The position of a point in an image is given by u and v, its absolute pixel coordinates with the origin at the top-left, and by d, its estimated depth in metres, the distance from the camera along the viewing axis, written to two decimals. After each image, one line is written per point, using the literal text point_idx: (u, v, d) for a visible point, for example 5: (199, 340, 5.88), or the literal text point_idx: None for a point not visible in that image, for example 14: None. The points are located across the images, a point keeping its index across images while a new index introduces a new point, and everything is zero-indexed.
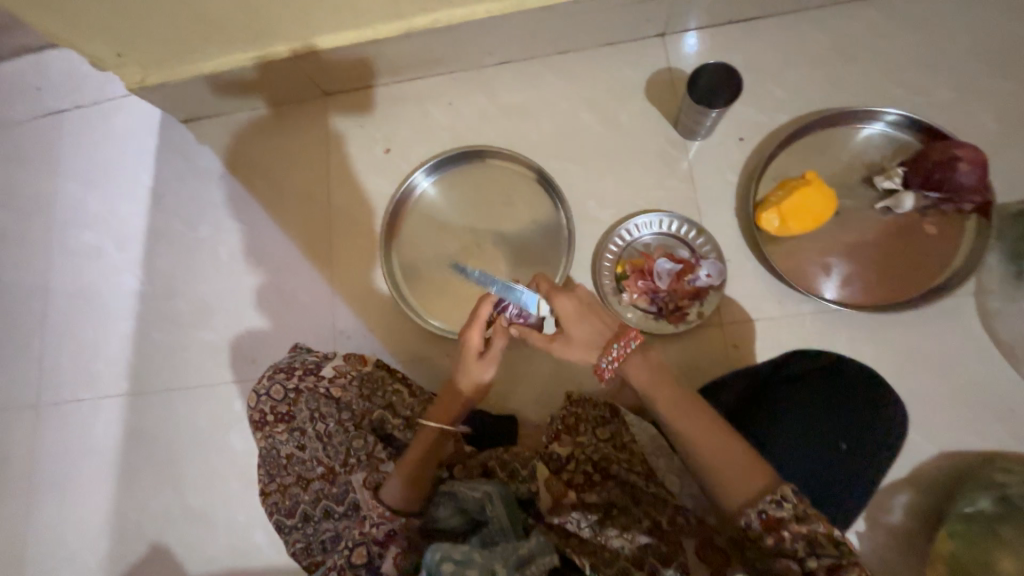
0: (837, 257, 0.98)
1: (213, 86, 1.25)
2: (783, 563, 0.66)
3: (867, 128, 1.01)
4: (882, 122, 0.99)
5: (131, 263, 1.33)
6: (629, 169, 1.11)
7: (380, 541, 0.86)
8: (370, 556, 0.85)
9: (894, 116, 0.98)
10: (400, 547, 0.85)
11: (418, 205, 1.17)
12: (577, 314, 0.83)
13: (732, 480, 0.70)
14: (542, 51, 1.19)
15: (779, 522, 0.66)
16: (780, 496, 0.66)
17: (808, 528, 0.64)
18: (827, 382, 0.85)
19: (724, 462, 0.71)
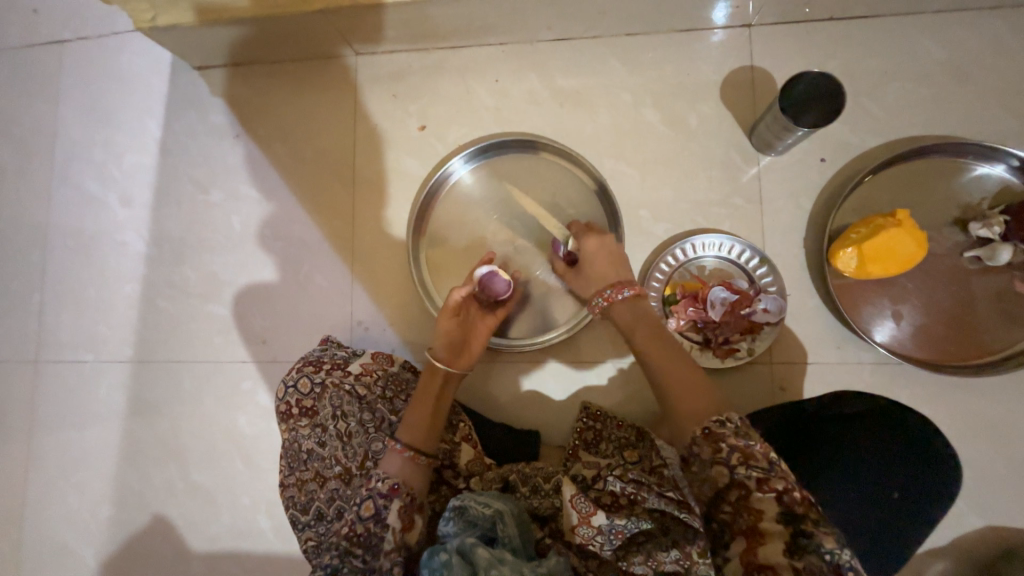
0: (911, 307, 0.89)
1: (231, 33, 1.11)
2: (716, 471, 0.59)
3: (983, 168, 0.89)
4: (1003, 165, 0.88)
5: (137, 221, 1.24)
6: (691, 179, 1.00)
7: (385, 493, 0.72)
8: (376, 509, 0.71)
9: (1017, 161, 0.86)
10: (403, 504, 0.72)
11: (452, 194, 1.07)
12: (602, 253, 0.88)
13: (686, 398, 0.68)
14: (607, 31, 1.04)
15: (720, 437, 0.60)
16: (724, 416, 0.62)
17: (747, 445, 0.58)
18: (891, 427, 0.76)
19: (683, 384, 0.69)
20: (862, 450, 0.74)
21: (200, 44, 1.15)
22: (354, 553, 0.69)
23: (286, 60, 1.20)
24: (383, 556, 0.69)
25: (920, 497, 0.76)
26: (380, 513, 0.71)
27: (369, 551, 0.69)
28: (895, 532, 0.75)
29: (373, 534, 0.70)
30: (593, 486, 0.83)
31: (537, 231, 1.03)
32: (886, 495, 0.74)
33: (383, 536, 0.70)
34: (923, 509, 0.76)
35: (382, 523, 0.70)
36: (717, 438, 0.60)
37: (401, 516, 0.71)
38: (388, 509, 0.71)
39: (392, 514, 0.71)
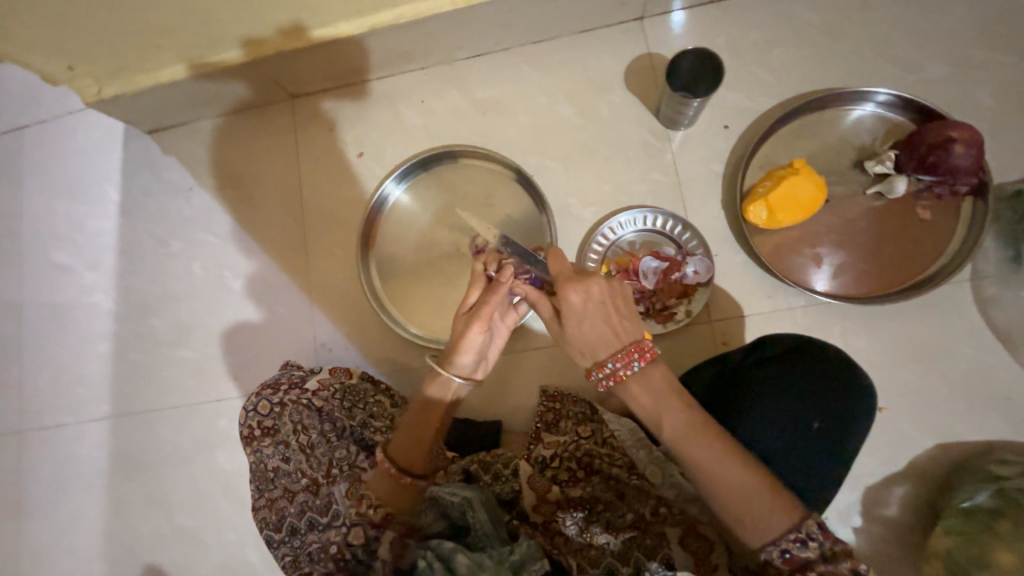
0: (830, 248, 0.94)
1: (171, 94, 1.19)
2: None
3: (857, 111, 0.96)
4: (872, 102, 0.95)
5: (104, 282, 1.29)
6: (611, 163, 1.06)
7: (376, 523, 0.73)
8: (366, 538, 0.73)
9: (884, 96, 0.94)
10: (396, 533, 0.72)
11: (394, 211, 1.13)
12: (593, 309, 0.71)
13: (755, 516, 0.61)
14: (516, 42, 1.13)
15: (804, 561, 0.59)
16: (806, 534, 0.59)
17: (836, 568, 0.58)
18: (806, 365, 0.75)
19: (749, 498, 0.61)
20: (771, 388, 0.73)
21: (145, 109, 1.23)
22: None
23: (228, 111, 1.27)
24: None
25: (848, 426, 0.73)
26: (370, 542, 0.73)
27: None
28: (826, 466, 0.73)
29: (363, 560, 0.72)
30: (549, 464, 0.84)
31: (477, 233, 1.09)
32: (807, 428, 0.72)
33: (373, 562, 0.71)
34: (854, 437, 0.74)
35: (372, 551, 0.72)
36: (802, 564, 0.60)
37: (392, 546, 0.70)
38: (379, 540, 0.72)
39: (383, 544, 0.71)
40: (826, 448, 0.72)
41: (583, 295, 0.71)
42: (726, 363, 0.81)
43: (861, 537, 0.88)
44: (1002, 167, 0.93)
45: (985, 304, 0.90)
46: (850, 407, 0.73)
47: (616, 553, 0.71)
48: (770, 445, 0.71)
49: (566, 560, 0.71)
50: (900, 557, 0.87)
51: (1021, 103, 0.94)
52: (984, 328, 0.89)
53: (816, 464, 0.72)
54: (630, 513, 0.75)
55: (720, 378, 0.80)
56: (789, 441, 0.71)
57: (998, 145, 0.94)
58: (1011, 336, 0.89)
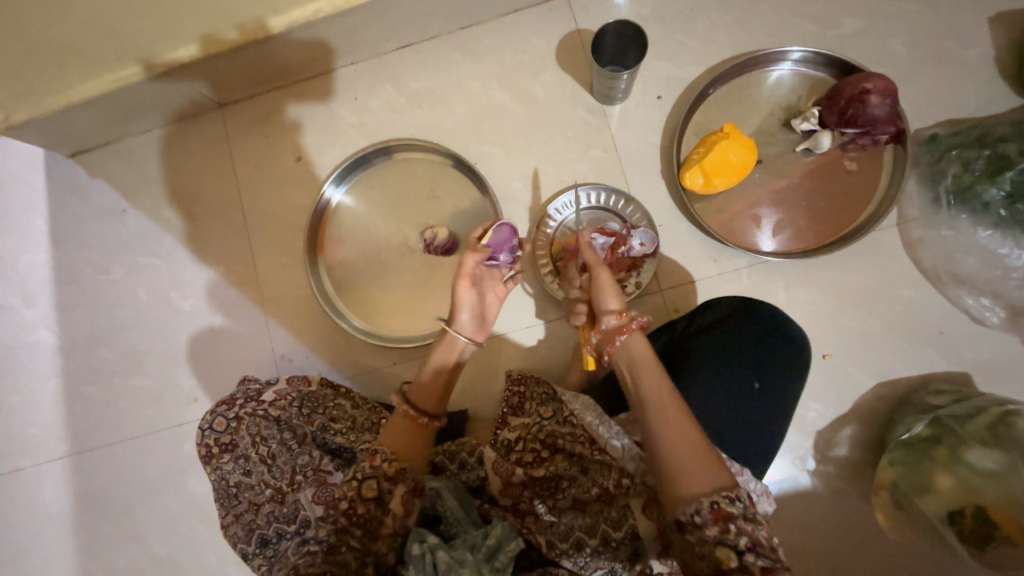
0: (768, 208, 0.97)
1: (89, 113, 1.13)
2: (720, 551, 0.59)
3: (777, 70, 0.99)
4: (790, 61, 0.98)
5: (44, 317, 1.23)
6: (551, 144, 1.06)
7: (391, 477, 0.69)
8: (379, 492, 0.68)
9: (799, 54, 0.97)
10: (406, 489, 0.69)
11: (338, 215, 1.11)
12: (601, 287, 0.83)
13: (696, 467, 0.62)
14: (443, 29, 1.11)
15: (730, 518, 0.59)
16: (736, 493, 0.60)
17: (756, 530, 0.59)
18: (745, 323, 0.78)
19: (693, 451, 0.63)
20: (709, 351, 0.77)
21: (64, 131, 1.17)
22: (352, 533, 0.67)
23: (154, 127, 1.22)
24: (380, 538, 0.67)
25: (784, 378, 0.77)
26: (383, 497, 0.68)
27: (367, 533, 0.67)
28: (768, 418, 0.75)
29: (372, 516, 0.67)
30: (514, 448, 0.83)
31: (424, 226, 1.08)
32: (746, 385, 0.75)
33: (383, 518, 0.67)
34: (791, 387, 0.77)
35: (383, 507, 0.68)
36: (725, 519, 0.59)
37: (404, 502, 0.69)
38: (392, 494, 0.69)
39: (395, 499, 0.69)
40: (766, 401, 0.75)
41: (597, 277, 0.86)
42: (673, 333, 0.84)
43: (817, 478, 0.93)
44: (918, 114, 0.97)
45: (912, 247, 0.94)
46: (784, 360, 0.77)
47: (583, 526, 0.76)
48: (714, 401, 0.74)
49: (535, 538, 0.77)
50: (854, 492, 0.92)
51: (932, 49, 0.98)
52: (913, 269, 0.94)
53: (759, 417, 0.75)
54: (595, 488, 0.77)
55: (667, 349, 0.83)
56: (731, 397, 0.74)
57: (913, 93, 0.97)
58: (938, 274, 0.93)
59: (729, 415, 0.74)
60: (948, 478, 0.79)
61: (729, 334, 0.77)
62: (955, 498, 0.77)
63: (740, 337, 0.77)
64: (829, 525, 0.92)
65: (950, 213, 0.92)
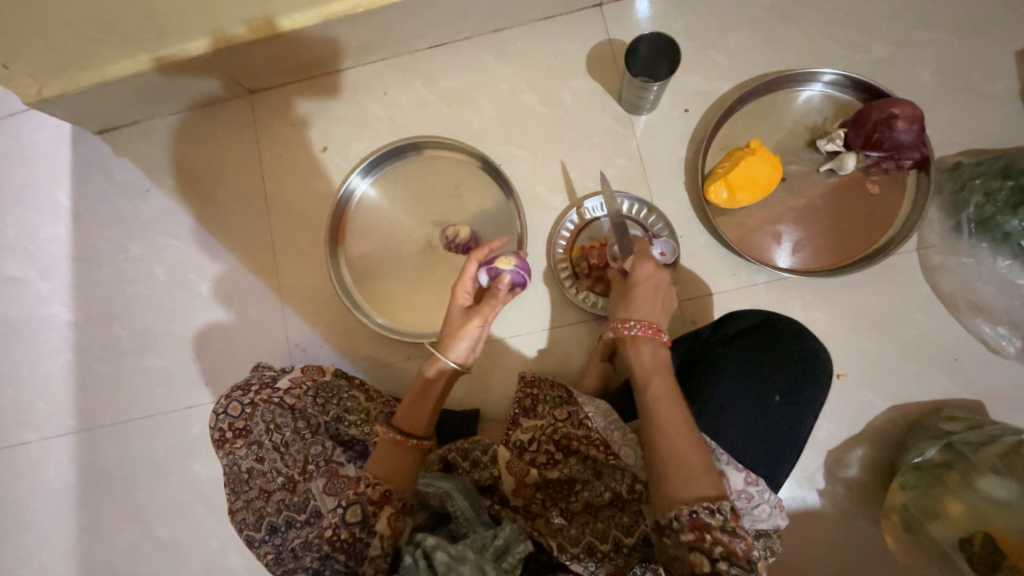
0: (789, 226, 0.98)
1: (121, 92, 1.14)
2: (694, 557, 0.60)
3: (806, 91, 1.00)
4: (819, 83, 0.99)
5: (60, 292, 1.24)
6: (576, 150, 1.07)
7: (375, 501, 0.70)
8: (364, 516, 0.69)
9: (830, 76, 0.98)
10: (393, 511, 0.70)
11: (361, 207, 1.12)
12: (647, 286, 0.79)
13: (681, 474, 0.64)
14: (476, 31, 1.12)
15: (707, 527, 0.61)
16: (717, 505, 0.61)
17: (733, 542, 0.60)
18: (766, 336, 0.79)
19: (682, 458, 0.64)
20: (727, 362, 0.77)
21: (94, 109, 1.18)
22: (338, 557, 0.68)
23: (183, 110, 1.23)
24: (368, 561, 0.68)
25: (804, 394, 0.76)
26: (368, 520, 0.69)
27: (353, 556, 0.68)
28: (785, 434, 0.75)
29: (360, 539, 0.69)
30: (528, 448, 0.83)
31: (445, 224, 1.09)
32: (767, 396, 0.75)
33: (369, 542, 0.68)
34: (812, 404, 0.76)
35: (369, 530, 0.69)
36: (703, 528, 0.61)
37: (391, 523, 0.69)
38: (378, 517, 0.69)
39: (381, 522, 0.69)
40: (785, 415, 0.75)
41: (649, 272, 0.79)
42: (694, 343, 0.86)
43: (826, 498, 0.93)
44: (942, 142, 0.98)
45: (931, 272, 0.95)
46: (803, 376, 0.77)
47: (594, 532, 0.76)
48: (735, 411, 0.74)
49: (545, 540, 0.76)
50: (861, 514, 0.93)
51: (958, 79, 0.99)
52: (931, 295, 0.95)
53: (775, 432, 0.75)
54: (607, 493, 0.78)
55: (688, 358, 0.85)
56: (753, 407, 0.74)
57: (938, 121, 0.99)
58: (956, 301, 0.94)
59: (744, 428, 0.74)
60: (959, 504, 0.79)
61: (751, 345, 0.78)
62: (966, 524, 0.77)
63: (762, 349, 0.78)
64: (835, 545, 0.92)
65: (970, 241, 0.93)
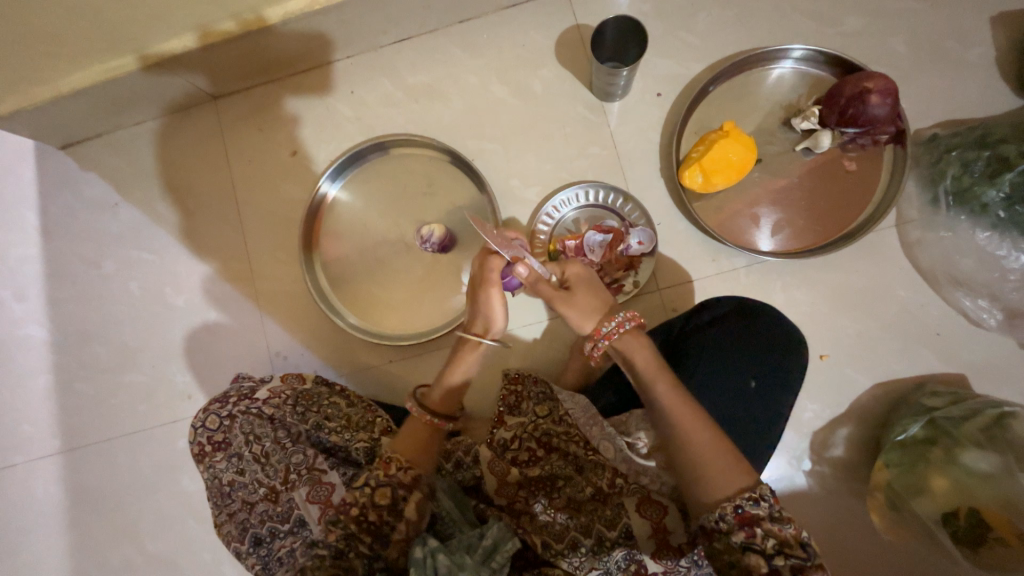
0: (767, 207, 0.97)
1: (80, 104, 1.11)
2: (751, 558, 0.58)
3: (779, 68, 0.98)
4: (791, 59, 0.97)
5: (35, 312, 1.22)
6: (549, 141, 1.05)
7: (406, 484, 0.70)
8: (393, 498, 0.68)
9: (801, 52, 0.96)
10: (421, 495, 0.70)
11: (334, 211, 1.10)
12: (588, 285, 0.78)
13: (716, 471, 0.63)
14: (441, 22, 1.09)
15: (755, 521, 0.59)
16: (759, 493, 0.61)
17: (784, 531, 0.58)
18: (741, 324, 0.77)
19: (714, 456, 0.63)
20: (704, 354, 0.76)
21: (54, 123, 1.15)
22: (363, 540, 0.66)
23: (148, 120, 1.20)
24: (392, 544, 0.66)
25: (782, 377, 0.75)
26: (397, 503, 0.68)
27: (378, 539, 0.66)
28: (765, 420, 0.75)
29: (385, 521, 0.67)
30: (510, 446, 0.84)
31: (420, 224, 1.07)
32: (743, 386, 0.74)
33: (396, 525, 0.67)
34: (789, 387, 0.75)
35: (397, 513, 0.68)
36: (751, 522, 0.60)
37: (417, 508, 0.69)
38: (407, 501, 0.69)
39: (409, 505, 0.69)
40: (763, 402, 0.75)
41: (577, 271, 0.79)
42: (670, 331, 0.84)
43: (812, 478, 0.93)
44: (918, 114, 0.97)
45: (910, 247, 0.94)
46: (781, 359, 0.76)
47: (578, 527, 0.74)
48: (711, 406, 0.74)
49: (529, 538, 0.74)
50: (849, 492, 0.93)
51: (933, 49, 0.97)
52: (910, 270, 0.94)
53: (756, 418, 0.74)
54: (590, 488, 0.77)
55: (665, 348, 0.83)
56: (729, 396, 0.74)
57: (913, 92, 0.97)
58: (936, 275, 0.93)
59: (724, 419, 0.74)
60: (944, 480, 0.79)
61: (726, 335, 0.77)
62: (949, 499, 0.78)
63: (736, 337, 0.76)
64: (823, 525, 0.92)
65: (948, 214, 0.91)
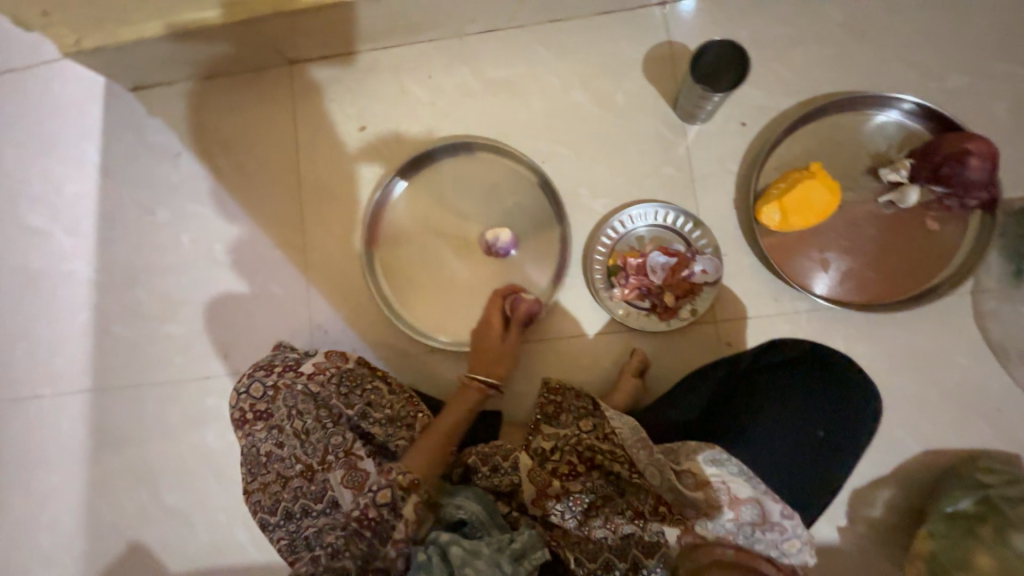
0: (837, 254, 0.95)
1: (159, 49, 1.10)
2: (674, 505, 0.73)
3: (882, 116, 0.96)
4: (898, 110, 0.95)
5: (84, 249, 1.22)
6: (623, 154, 1.04)
7: (405, 487, 0.72)
8: (393, 499, 0.71)
9: (910, 104, 0.93)
10: (419, 499, 0.72)
11: (399, 204, 1.09)
12: None
13: None
14: (530, 19, 1.08)
15: None
16: None
17: None
18: (810, 366, 0.80)
19: None
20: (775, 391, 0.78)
21: (131, 65, 1.15)
22: (362, 537, 0.69)
23: (221, 75, 1.20)
24: (392, 543, 0.68)
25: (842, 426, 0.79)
26: (396, 503, 0.71)
27: (377, 536, 0.70)
28: (825, 468, 0.78)
29: (385, 520, 0.70)
30: (549, 456, 0.82)
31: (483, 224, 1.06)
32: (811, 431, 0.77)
33: (394, 525, 0.70)
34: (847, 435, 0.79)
35: (396, 513, 0.70)
36: None
37: (416, 510, 0.70)
38: (406, 502, 0.71)
39: (408, 507, 0.70)
40: (822, 449, 0.78)
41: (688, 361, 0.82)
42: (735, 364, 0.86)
43: (845, 536, 0.91)
44: (1012, 182, 0.94)
45: (983, 317, 0.92)
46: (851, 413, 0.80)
47: (614, 550, 0.74)
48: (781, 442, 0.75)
49: (564, 554, 0.74)
50: (881, 555, 0.91)
51: None
52: (980, 340, 0.92)
53: (818, 466, 0.77)
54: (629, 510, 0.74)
55: (727, 377, 0.85)
56: (797, 437, 0.76)
57: (1009, 160, 0.94)
58: (1005, 349, 0.91)
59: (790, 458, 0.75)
60: (988, 559, 0.79)
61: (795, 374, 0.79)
62: None
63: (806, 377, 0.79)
64: None
65: None
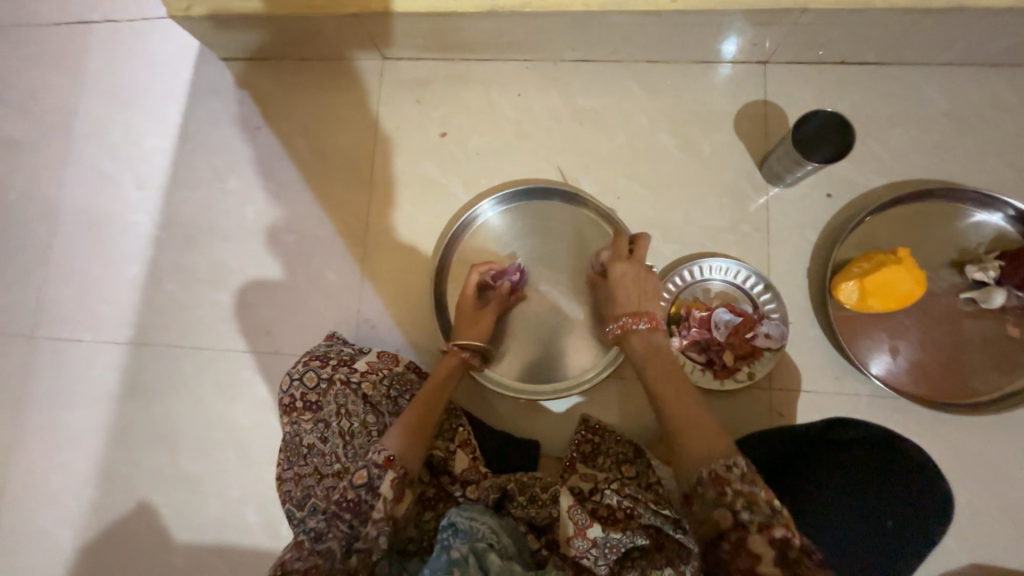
0: (908, 343, 0.92)
1: (264, 27, 1.12)
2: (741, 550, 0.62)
3: (982, 215, 0.93)
4: (1000, 214, 0.92)
5: (150, 203, 1.24)
6: (702, 205, 1.03)
7: (381, 464, 0.72)
8: (369, 478, 0.71)
9: (1014, 211, 0.91)
10: (396, 476, 0.72)
11: (481, 234, 1.07)
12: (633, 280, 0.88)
13: None
14: (629, 56, 1.08)
15: None
16: None
17: None
18: (884, 451, 0.80)
19: None
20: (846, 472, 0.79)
21: (231, 36, 1.17)
22: (343, 519, 0.69)
23: (315, 59, 1.22)
24: (370, 522, 0.69)
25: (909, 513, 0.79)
26: (373, 483, 0.71)
27: (357, 517, 0.69)
28: (885, 550, 0.79)
29: (363, 501, 0.70)
30: (588, 498, 0.82)
31: (555, 263, 1.04)
32: (876, 518, 0.78)
33: (373, 503, 0.70)
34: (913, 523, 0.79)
35: (374, 493, 0.70)
36: None
37: (394, 488, 0.71)
38: (382, 481, 0.71)
39: (385, 485, 0.71)
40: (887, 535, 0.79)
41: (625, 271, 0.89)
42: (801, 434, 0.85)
43: None
44: None
45: None
46: (916, 499, 0.80)
47: None
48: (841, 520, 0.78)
49: None
50: None
51: None
52: None
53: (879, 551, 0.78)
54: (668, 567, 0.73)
55: (791, 447, 0.84)
56: (861, 517, 0.78)
57: None
58: None
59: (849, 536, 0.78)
60: None
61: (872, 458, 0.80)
62: None
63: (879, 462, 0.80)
64: None
65: None
